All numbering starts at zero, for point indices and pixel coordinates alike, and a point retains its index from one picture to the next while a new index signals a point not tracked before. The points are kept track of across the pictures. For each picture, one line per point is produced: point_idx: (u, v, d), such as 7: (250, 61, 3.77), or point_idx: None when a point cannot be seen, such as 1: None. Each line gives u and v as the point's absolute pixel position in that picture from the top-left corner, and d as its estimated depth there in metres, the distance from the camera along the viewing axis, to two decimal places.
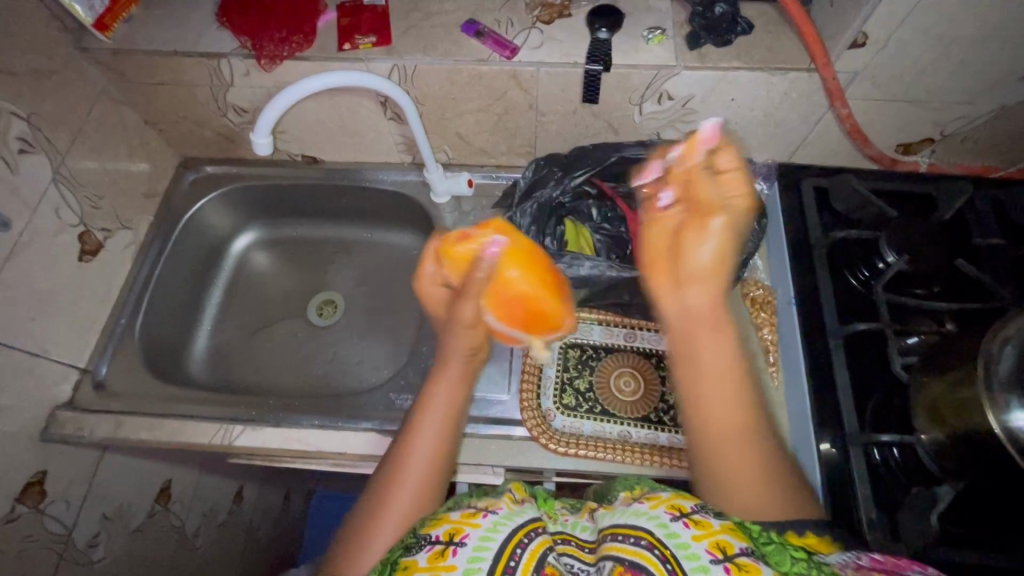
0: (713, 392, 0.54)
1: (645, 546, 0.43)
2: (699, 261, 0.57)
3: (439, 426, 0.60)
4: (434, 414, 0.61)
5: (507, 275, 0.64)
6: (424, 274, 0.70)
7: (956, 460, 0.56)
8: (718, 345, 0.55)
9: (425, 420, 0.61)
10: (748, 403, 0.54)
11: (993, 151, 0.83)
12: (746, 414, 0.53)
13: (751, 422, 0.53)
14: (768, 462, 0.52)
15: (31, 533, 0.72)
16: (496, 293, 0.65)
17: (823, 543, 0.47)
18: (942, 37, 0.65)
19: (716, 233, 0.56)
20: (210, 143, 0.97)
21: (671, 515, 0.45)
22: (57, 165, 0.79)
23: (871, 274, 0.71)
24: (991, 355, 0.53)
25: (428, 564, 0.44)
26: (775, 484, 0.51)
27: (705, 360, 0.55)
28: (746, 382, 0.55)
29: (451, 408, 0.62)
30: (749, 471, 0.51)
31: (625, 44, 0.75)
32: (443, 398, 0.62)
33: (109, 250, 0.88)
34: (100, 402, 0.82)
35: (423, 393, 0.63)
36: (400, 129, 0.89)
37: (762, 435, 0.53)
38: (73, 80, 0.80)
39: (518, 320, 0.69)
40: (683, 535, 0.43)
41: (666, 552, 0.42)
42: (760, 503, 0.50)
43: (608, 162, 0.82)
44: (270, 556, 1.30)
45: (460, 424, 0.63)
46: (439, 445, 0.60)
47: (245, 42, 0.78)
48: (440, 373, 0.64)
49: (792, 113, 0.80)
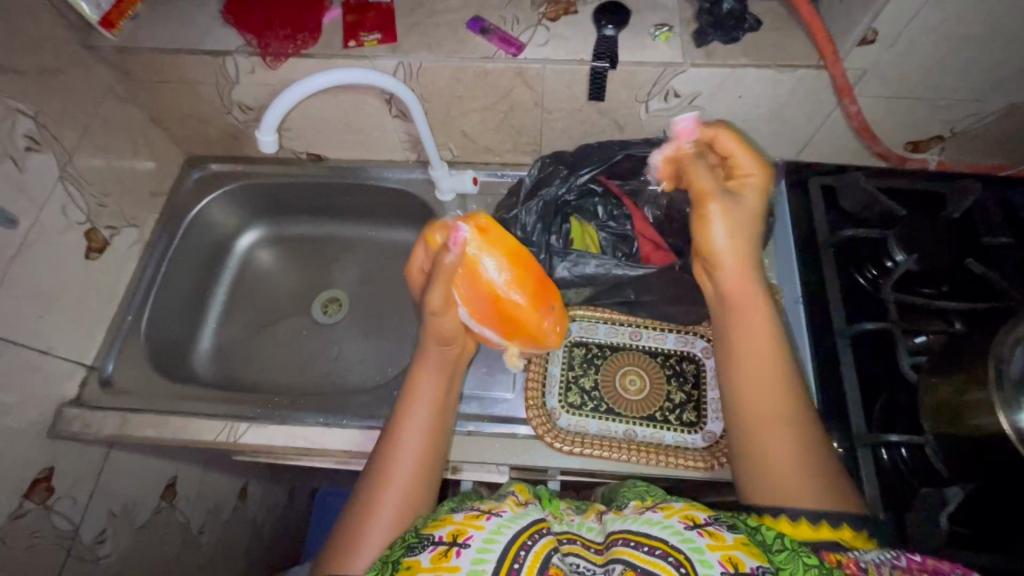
0: (745, 376, 0.58)
1: (660, 556, 0.42)
2: (715, 248, 0.63)
3: (428, 420, 0.62)
4: (421, 408, 0.63)
5: (481, 270, 0.64)
6: (414, 260, 0.69)
7: (966, 460, 0.56)
8: (748, 328, 0.60)
9: (412, 418, 0.62)
10: (784, 382, 0.57)
11: (1003, 149, 0.82)
12: (780, 395, 0.56)
13: (784, 401, 0.56)
14: (804, 439, 0.53)
15: (38, 530, 0.72)
16: (469, 287, 0.65)
17: (861, 539, 0.48)
18: (953, 34, 0.65)
19: (716, 217, 0.63)
20: (215, 141, 0.97)
21: (685, 524, 0.45)
22: (63, 163, 0.79)
23: (879, 273, 0.71)
24: (1002, 356, 0.52)
25: (431, 565, 0.44)
26: (809, 462, 0.52)
27: (735, 347, 0.60)
28: (784, 363, 0.58)
29: (437, 406, 0.64)
30: (779, 451, 0.53)
31: (632, 42, 0.74)
32: (428, 397, 0.63)
33: (115, 248, 0.88)
34: (106, 399, 0.82)
35: (405, 393, 0.64)
36: (405, 127, 0.88)
37: (797, 414, 0.55)
38: (79, 78, 0.80)
39: (492, 321, 0.68)
40: (698, 542, 0.43)
41: (680, 557, 0.42)
42: (794, 485, 0.51)
43: (614, 159, 0.82)
44: (274, 553, 1.30)
45: (445, 422, 0.65)
46: (429, 441, 0.61)
47: (250, 39, 0.78)
48: (422, 373, 0.65)
49: (800, 111, 0.79)
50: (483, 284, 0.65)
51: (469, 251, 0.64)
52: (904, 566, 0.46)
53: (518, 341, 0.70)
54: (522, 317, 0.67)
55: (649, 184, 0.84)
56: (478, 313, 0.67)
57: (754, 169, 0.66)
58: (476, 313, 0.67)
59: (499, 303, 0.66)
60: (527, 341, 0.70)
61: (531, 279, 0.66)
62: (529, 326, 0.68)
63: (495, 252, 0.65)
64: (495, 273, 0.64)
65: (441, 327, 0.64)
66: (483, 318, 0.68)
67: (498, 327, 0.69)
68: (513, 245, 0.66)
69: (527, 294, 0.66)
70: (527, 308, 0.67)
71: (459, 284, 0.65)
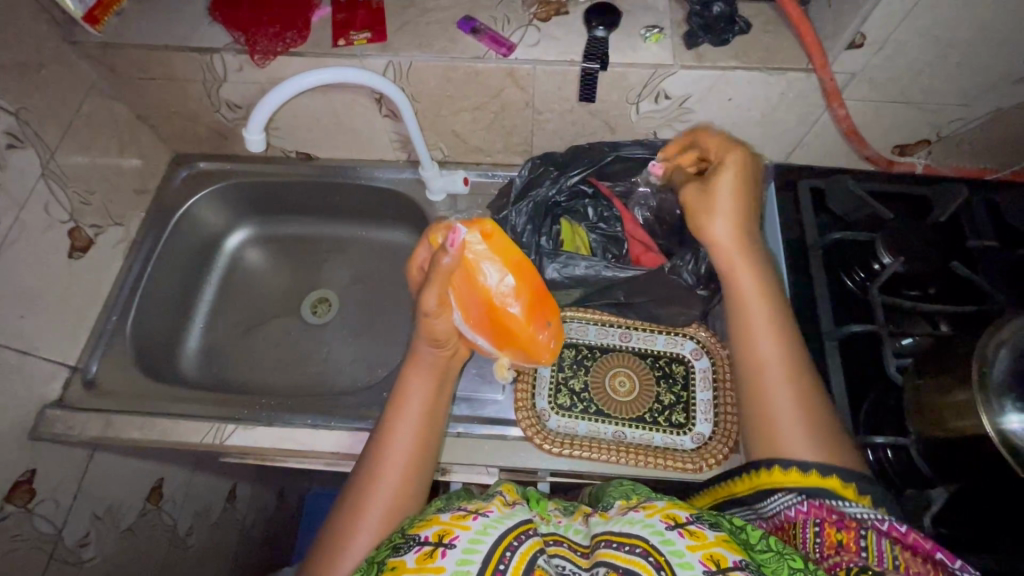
0: (751, 345, 0.59)
1: (641, 554, 0.42)
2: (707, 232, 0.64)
3: (420, 418, 0.61)
4: (414, 405, 0.62)
5: (482, 276, 0.63)
6: (417, 257, 0.66)
7: (946, 460, 0.57)
8: (752, 302, 0.61)
9: (401, 422, 0.61)
10: (787, 352, 0.58)
11: (990, 153, 0.83)
12: (783, 362, 0.58)
13: (788, 369, 0.57)
14: (808, 404, 0.55)
15: (19, 533, 0.71)
16: (467, 293, 0.64)
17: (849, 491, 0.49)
18: (940, 39, 0.65)
19: (707, 203, 0.64)
20: (203, 139, 0.96)
21: (666, 524, 0.45)
22: (46, 161, 0.77)
23: (867, 276, 0.71)
24: (986, 358, 0.53)
25: (416, 565, 0.44)
26: (811, 422, 0.54)
27: (739, 322, 0.61)
28: (785, 335, 0.59)
29: (427, 409, 0.62)
30: (785, 417, 0.54)
31: (623, 43, 0.74)
32: (418, 400, 0.62)
33: (99, 248, 0.87)
34: (91, 400, 0.81)
35: (395, 396, 0.63)
36: (395, 126, 0.88)
37: (802, 380, 0.57)
38: (63, 74, 0.79)
39: (486, 328, 0.67)
40: (678, 543, 0.43)
41: (660, 557, 0.42)
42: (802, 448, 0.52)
43: (603, 160, 0.82)
44: (263, 555, 1.29)
45: (437, 425, 0.63)
46: (418, 445, 0.60)
47: (237, 37, 0.77)
48: (412, 376, 0.64)
49: (789, 114, 0.79)
50: (482, 289, 0.63)
51: (469, 254, 0.62)
52: (888, 531, 0.46)
53: (509, 350, 0.70)
54: (516, 329, 0.67)
55: (639, 186, 0.85)
56: (474, 319, 0.66)
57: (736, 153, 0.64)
58: (472, 318, 0.65)
59: (496, 312, 0.65)
60: (518, 351, 0.70)
61: (531, 292, 0.65)
62: (521, 338, 0.68)
63: (499, 259, 0.63)
64: (496, 279, 0.63)
65: (434, 329, 0.61)
66: (478, 324, 0.66)
67: (493, 335, 0.68)
68: (518, 256, 0.64)
69: (526, 306, 0.65)
70: (523, 320, 0.66)
71: (457, 287, 0.63)
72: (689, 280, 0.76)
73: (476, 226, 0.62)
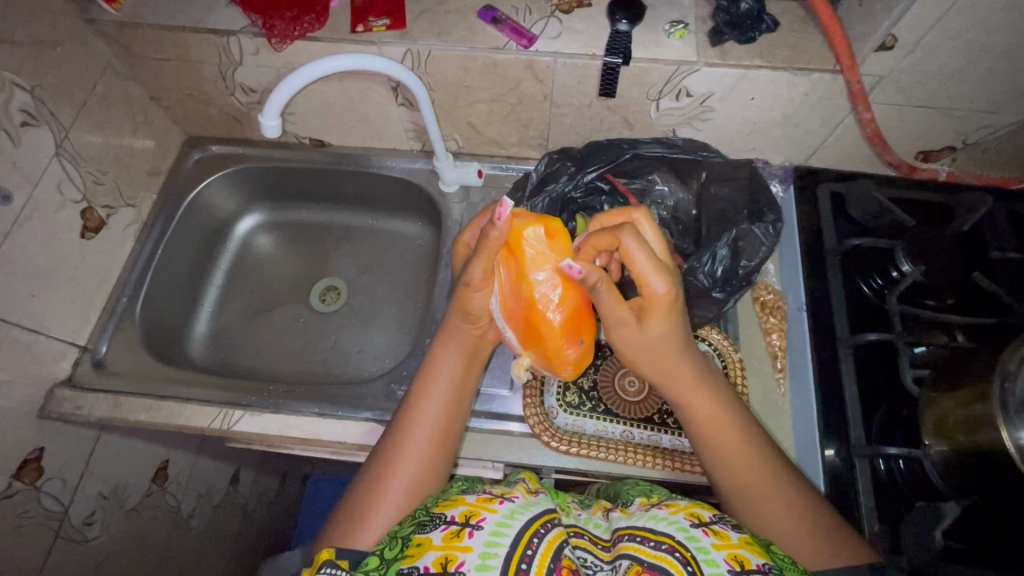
0: (733, 457, 0.57)
1: (667, 550, 0.43)
2: (654, 341, 0.57)
3: (448, 393, 0.62)
4: (443, 382, 0.62)
5: (531, 271, 0.55)
6: (467, 235, 0.66)
7: (961, 476, 0.56)
8: (697, 409, 0.59)
9: (427, 401, 0.61)
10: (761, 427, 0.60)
11: (1015, 162, 0.81)
12: (768, 473, 0.56)
13: (770, 477, 0.55)
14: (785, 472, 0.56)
15: (25, 510, 0.71)
16: (511, 282, 0.57)
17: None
18: (973, 44, 0.63)
19: (659, 324, 0.56)
20: (216, 121, 0.95)
21: (691, 522, 0.46)
22: (60, 139, 0.77)
23: (885, 283, 0.70)
24: (1008, 373, 0.51)
25: (442, 543, 0.44)
26: (809, 507, 0.54)
27: (706, 436, 0.58)
28: (749, 430, 0.58)
29: (455, 389, 0.62)
30: (768, 493, 0.55)
31: (646, 38, 0.73)
32: (446, 378, 0.62)
33: (111, 229, 0.86)
34: (98, 381, 0.81)
35: (423, 374, 0.63)
36: (410, 115, 0.87)
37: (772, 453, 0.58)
38: (77, 52, 0.78)
39: (518, 324, 0.59)
40: (703, 540, 0.44)
41: (686, 553, 0.42)
42: (798, 539, 0.52)
43: (621, 158, 0.82)
44: (265, 537, 1.31)
45: (464, 403, 0.63)
46: (442, 426, 0.61)
47: (255, 20, 0.76)
48: (440, 357, 0.63)
49: (812, 116, 0.78)
50: (524, 284, 0.55)
51: (527, 247, 0.55)
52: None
53: (535, 355, 0.61)
54: (545, 334, 0.57)
55: (657, 184, 0.84)
56: (509, 311, 0.59)
57: (667, 286, 0.54)
58: (508, 309, 0.59)
59: (532, 313, 0.56)
60: (541, 357, 0.60)
61: (575, 308, 0.56)
62: (548, 347, 0.58)
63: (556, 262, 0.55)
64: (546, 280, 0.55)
65: (470, 303, 0.59)
66: (512, 317, 0.59)
67: (523, 335, 0.60)
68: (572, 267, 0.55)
69: (565, 316, 0.56)
70: (557, 329, 0.56)
71: (507, 273, 0.57)
72: (704, 281, 0.76)
73: (540, 222, 0.55)
